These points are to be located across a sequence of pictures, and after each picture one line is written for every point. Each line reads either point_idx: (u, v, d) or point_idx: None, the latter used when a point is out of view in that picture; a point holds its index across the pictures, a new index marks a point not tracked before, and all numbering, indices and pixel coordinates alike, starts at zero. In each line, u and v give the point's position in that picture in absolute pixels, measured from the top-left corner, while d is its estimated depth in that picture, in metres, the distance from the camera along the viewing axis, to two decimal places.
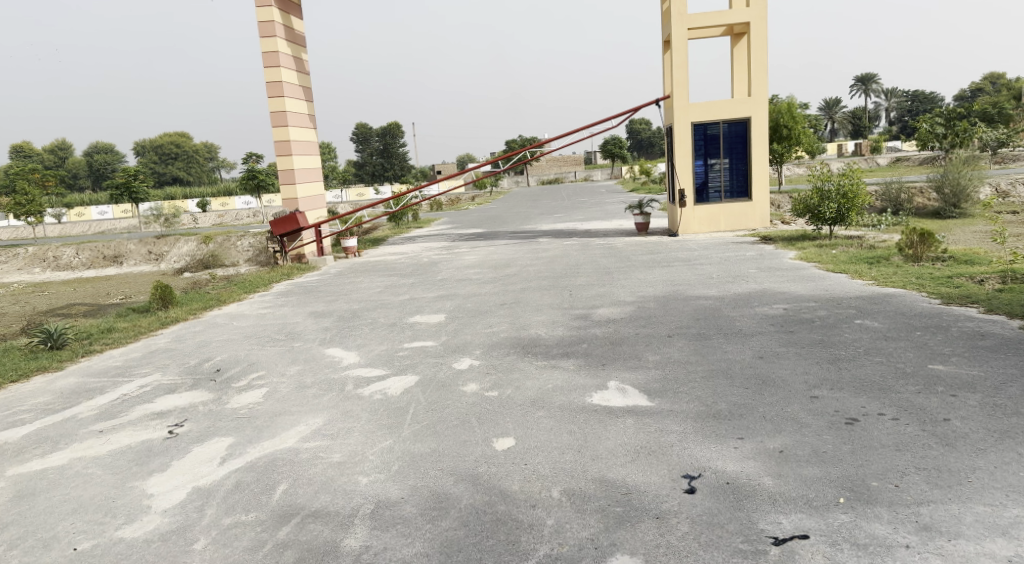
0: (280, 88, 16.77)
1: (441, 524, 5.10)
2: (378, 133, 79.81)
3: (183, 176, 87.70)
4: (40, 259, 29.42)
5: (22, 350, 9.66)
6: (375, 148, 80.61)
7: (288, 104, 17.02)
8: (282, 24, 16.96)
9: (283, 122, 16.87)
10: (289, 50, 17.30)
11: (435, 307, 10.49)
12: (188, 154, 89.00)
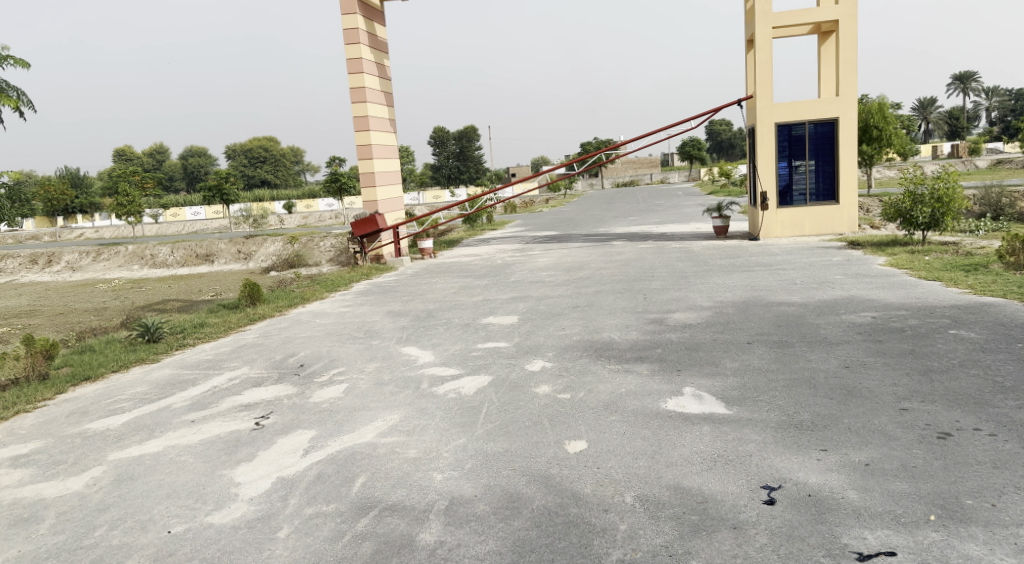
0: (364, 94, 17.26)
1: (514, 524, 5.15)
2: (453, 136, 81.01)
3: (271, 178, 91.27)
4: (139, 257, 31.24)
5: (123, 343, 10.28)
6: (450, 150, 81.88)
7: (370, 109, 17.49)
8: (365, 31, 17.44)
9: (365, 126, 17.35)
10: (372, 56, 17.77)
11: (508, 309, 10.58)
12: (274, 158, 92.64)
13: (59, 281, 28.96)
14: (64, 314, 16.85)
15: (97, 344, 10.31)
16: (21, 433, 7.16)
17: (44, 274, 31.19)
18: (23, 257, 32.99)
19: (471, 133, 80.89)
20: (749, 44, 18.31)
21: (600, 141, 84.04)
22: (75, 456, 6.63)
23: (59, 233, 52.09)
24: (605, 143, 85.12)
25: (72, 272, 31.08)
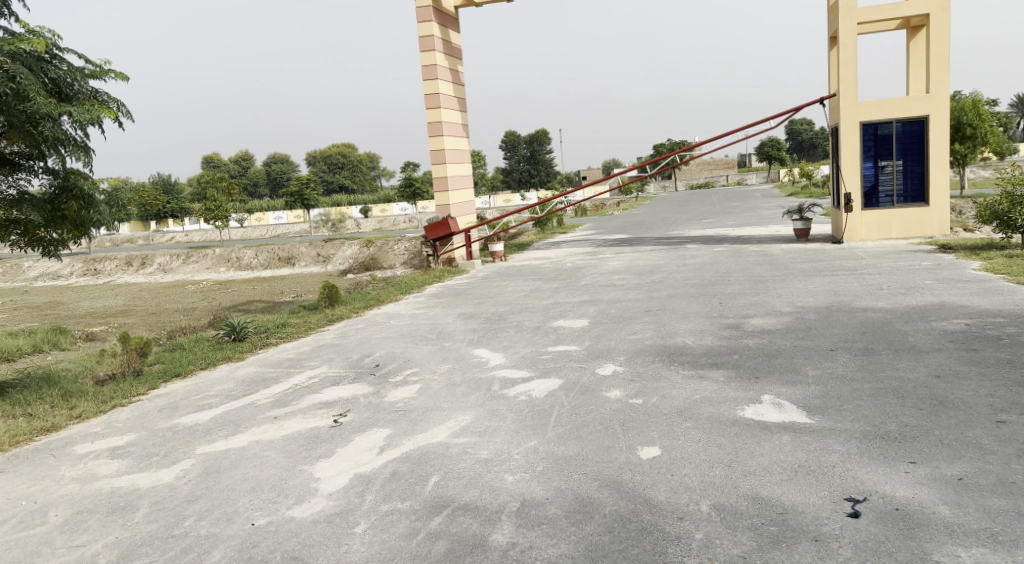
0: (438, 99, 17.57)
1: (587, 528, 5.14)
2: (525, 139, 81.32)
3: (352, 184, 93.54)
4: (225, 260, 32.74)
5: (211, 341, 10.79)
6: (522, 155, 82.30)
7: (444, 115, 17.80)
8: (440, 38, 17.79)
9: (439, 131, 17.68)
10: (446, 63, 18.10)
11: (579, 312, 10.56)
12: (352, 164, 94.92)
13: (153, 282, 30.68)
14: (156, 314, 17.88)
15: (188, 342, 10.88)
16: (119, 425, 7.61)
17: (140, 275, 33.15)
18: (121, 259, 35.14)
19: (541, 137, 81.04)
20: (832, 41, 17.76)
21: (674, 142, 82.56)
22: (167, 448, 6.99)
23: (152, 236, 55.21)
24: (675, 145, 83.76)
25: (165, 273, 32.89)
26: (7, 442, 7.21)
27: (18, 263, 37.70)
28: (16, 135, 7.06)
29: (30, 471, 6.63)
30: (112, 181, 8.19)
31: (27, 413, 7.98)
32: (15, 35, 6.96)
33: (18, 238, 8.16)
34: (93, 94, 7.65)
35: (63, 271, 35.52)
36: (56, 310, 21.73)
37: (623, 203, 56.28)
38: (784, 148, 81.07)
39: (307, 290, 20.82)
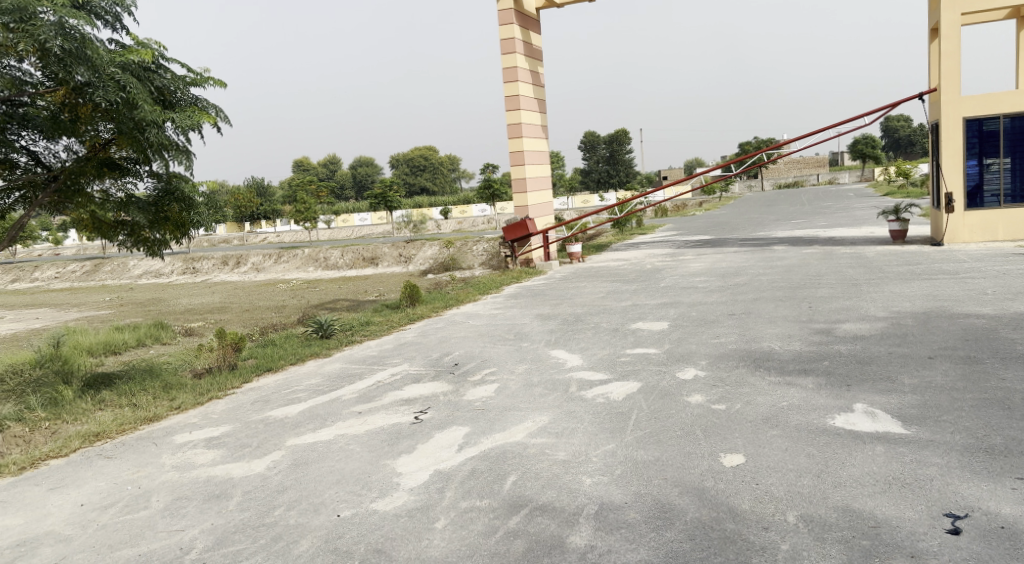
0: (517, 101, 17.71)
1: (667, 534, 5.07)
2: (605, 139, 80.44)
3: (433, 186, 94.97)
4: (313, 260, 33.88)
5: (300, 338, 11.27)
6: (601, 155, 81.59)
7: (523, 116, 17.90)
8: (521, 40, 17.94)
9: (518, 133, 17.81)
10: (527, 64, 18.23)
11: (659, 315, 10.40)
12: (433, 166, 96.35)
13: (247, 281, 32.22)
14: (248, 311, 18.79)
15: (279, 338, 11.39)
16: (215, 416, 8.03)
17: (234, 274, 34.84)
18: (217, 259, 36.98)
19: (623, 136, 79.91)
20: (934, 33, 16.78)
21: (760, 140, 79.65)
22: (259, 440, 7.32)
23: (246, 236, 57.95)
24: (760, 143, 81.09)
25: (257, 273, 34.42)
26: (115, 430, 7.74)
27: (125, 262, 40.36)
28: (126, 141, 7.44)
29: (135, 457, 7.09)
30: (210, 183, 8.62)
31: (132, 403, 8.54)
32: (124, 48, 7.41)
33: (125, 239, 8.63)
34: (194, 101, 8.01)
35: (165, 270, 37.77)
36: (157, 307, 23.16)
37: (704, 203, 54.82)
38: (879, 145, 76.87)
39: (389, 290, 21.34)
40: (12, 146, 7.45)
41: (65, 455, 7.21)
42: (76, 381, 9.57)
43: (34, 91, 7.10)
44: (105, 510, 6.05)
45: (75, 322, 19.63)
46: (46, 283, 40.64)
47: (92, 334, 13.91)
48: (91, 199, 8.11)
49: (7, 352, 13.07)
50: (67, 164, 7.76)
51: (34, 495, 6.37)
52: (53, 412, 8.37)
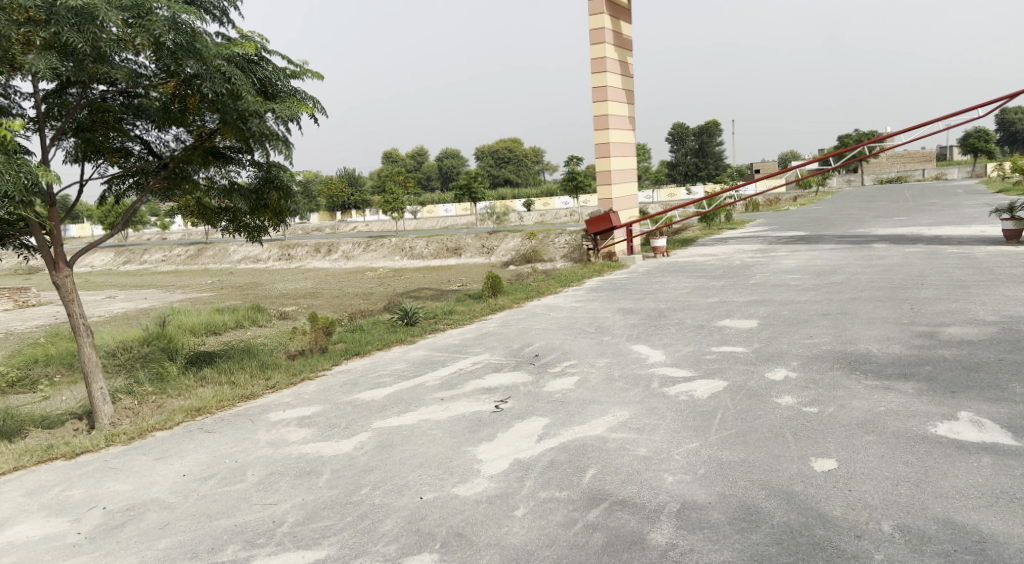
0: (605, 92, 17.55)
1: (751, 537, 4.95)
2: (693, 132, 77.34)
3: (515, 177, 94.98)
4: (400, 250, 34.47)
5: (386, 325, 11.61)
6: (688, 147, 78.80)
7: (611, 107, 17.72)
8: (611, 30, 17.75)
9: (605, 125, 17.65)
10: (616, 54, 18.02)
11: (747, 312, 10.10)
12: (518, 158, 96.19)
13: (337, 268, 33.34)
14: (337, 297, 19.51)
15: (366, 324, 11.77)
16: (306, 397, 8.37)
17: (326, 261, 36.06)
18: (310, 245, 38.27)
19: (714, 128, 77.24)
20: None
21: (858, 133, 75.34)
22: (347, 421, 7.58)
23: (336, 225, 59.85)
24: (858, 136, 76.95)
25: (348, 260, 35.43)
26: (215, 406, 8.19)
27: (225, 247, 42.51)
28: (230, 131, 7.85)
29: (232, 432, 7.48)
30: (307, 173, 8.93)
31: (231, 381, 9.03)
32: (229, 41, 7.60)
33: (228, 225, 9.17)
34: (294, 93, 8.26)
35: (262, 255, 39.49)
36: (255, 290, 24.33)
37: (796, 198, 52.53)
38: (993, 139, 71.29)
39: (471, 280, 21.65)
40: (128, 136, 7.99)
41: (170, 427, 7.69)
42: (181, 358, 10.21)
43: (148, 83, 7.45)
44: (204, 481, 6.42)
45: (182, 303, 20.89)
46: (154, 266, 43.44)
47: (195, 315, 14.75)
48: (197, 186, 8.60)
49: (122, 329, 14.07)
50: (176, 153, 8.25)
51: (141, 463, 6.82)
52: (159, 387, 8.96)
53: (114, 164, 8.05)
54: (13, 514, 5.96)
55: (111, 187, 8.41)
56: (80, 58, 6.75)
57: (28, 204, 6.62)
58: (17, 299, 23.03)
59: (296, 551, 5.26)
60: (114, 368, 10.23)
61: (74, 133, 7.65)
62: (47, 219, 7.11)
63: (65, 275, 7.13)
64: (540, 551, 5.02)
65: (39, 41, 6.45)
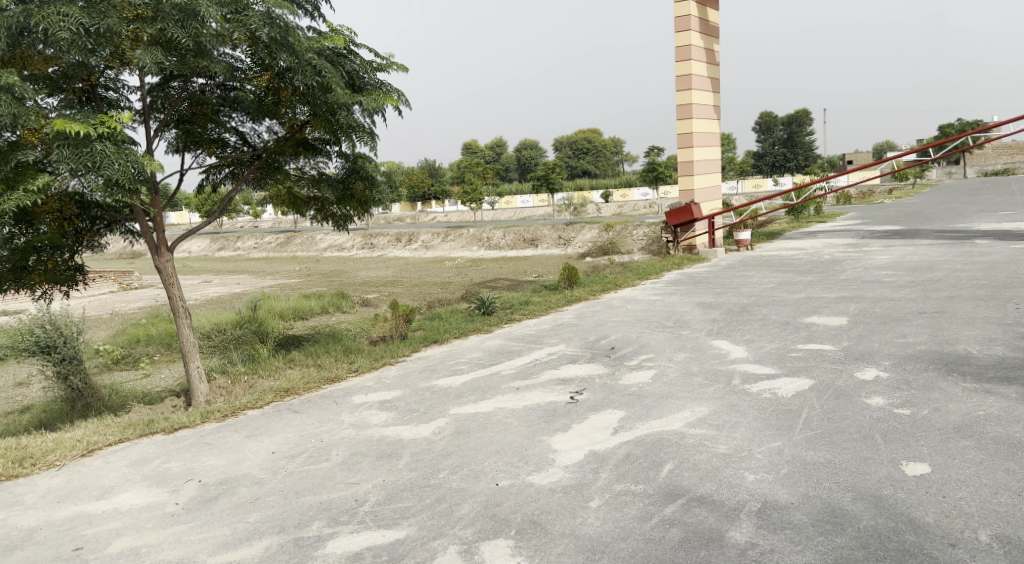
0: (689, 81, 17.22)
1: (836, 540, 4.79)
2: (782, 121, 73.28)
3: (592, 169, 93.55)
4: (478, 240, 34.90)
5: (463, 313, 11.81)
6: (777, 137, 74.45)
7: (695, 96, 17.36)
8: (697, 17, 17.36)
9: (688, 114, 17.32)
10: (702, 42, 17.62)
11: (836, 309, 9.72)
12: (596, 149, 94.72)
13: (417, 258, 34.06)
14: (416, 286, 19.98)
15: (444, 312, 12.02)
16: (387, 381, 8.62)
17: (407, 250, 36.90)
18: (391, 235, 39.26)
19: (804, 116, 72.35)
20: None
21: (962, 120, 70.21)
22: (425, 406, 7.76)
23: (416, 215, 61.15)
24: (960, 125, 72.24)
25: (427, 250, 35.96)
26: (302, 387, 8.54)
27: (313, 236, 44.20)
28: (320, 123, 8.12)
29: (318, 413, 7.78)
30: (390, 163, 9.19)
31: (317, 363, 9.42)
32: (320, 35, 7.80)
33: (315, 213, 9.51)
34: (379, 85, 8.47)
35: (346, 244, 40.72)
36: (339, 277, 25.18)
37: (890, 191, 49.86)
38: None
39: (546, 271, 21.71)
40: (224, 127, 8.37)
41: (260, 407, 8.07)
42: (270, 341, 10.72)
43: (243, 76, 7.78)
44: (292, 459, 6.71)
45: (273, 288, 21.91)
46: (245, 253, 45.67)
47: (283, 300, 15.38)
48: (288, 176, 8.93)
49: (217, 312, 14.84)
50: (269, 144, 8.59)
51: (234, 440, 7.19)
52: (250, 367, 9.43)
53: (212, 154, 8.45)
54: (118, 483, 6.38)
55: (208, 176, 8.84)
56: (182, 53, 7.09)
57: (135, 192, 6.99)
58: (122, 282, 24.56)
59: (377, 530, 5.44)
60: (209, 349, 10.83)
61: (176, 125, 8.08)
62: (152, 205, 7.50)
63: (167, 259, 7.51)
64: (615, 543, 5.01)
65: (146, 37, 6.81)
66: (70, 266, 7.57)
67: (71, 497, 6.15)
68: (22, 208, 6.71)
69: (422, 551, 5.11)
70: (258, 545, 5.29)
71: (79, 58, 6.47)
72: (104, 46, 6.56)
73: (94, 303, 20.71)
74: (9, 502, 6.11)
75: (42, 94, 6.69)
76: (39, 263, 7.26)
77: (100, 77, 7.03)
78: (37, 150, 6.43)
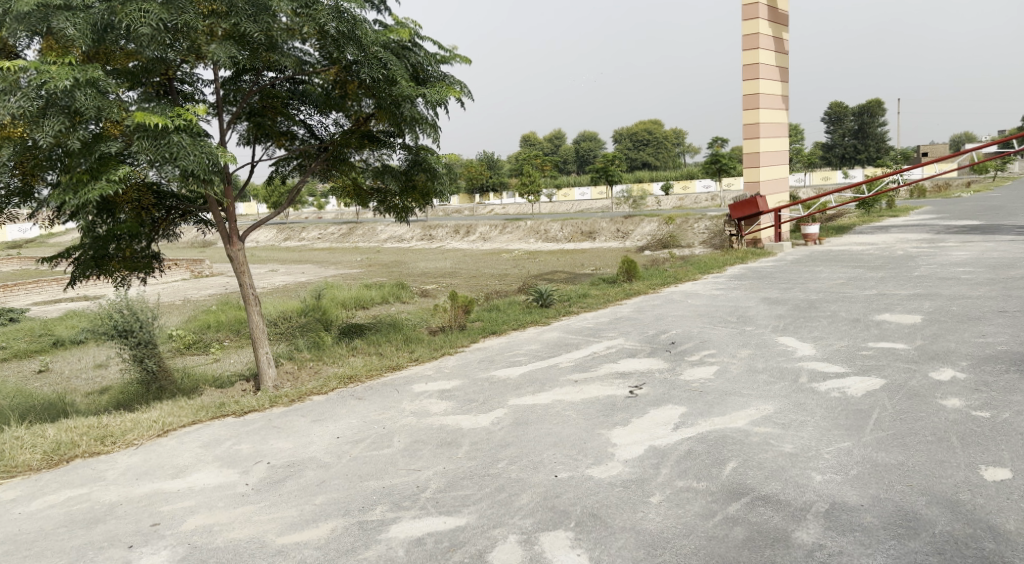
0: (756, 70, 16.82)
1: (909, 544, 4.63)
2: (852, 111, 66.20)
3: (651, 161, 92.27)
4: (535, 232, 34.86)
5: (521, 305, 11.86)
6: (847, 127, 67.23)
7: (762, 86, 16.95)
8: (766, 5, 16.92)
9: (755, 104, 16.94)
10: (770, 30, 17.17)
11: (909, 307, 9.37)
12: (658, 141, 92.66)
13: (474, 250, 34.27)
14: (473, 277, 20.14)
15: (502, 304, 12.08)
16: (446, 370, 8.73)
17: (464, 242, 37.12)
18: (449, 226, 39.58)
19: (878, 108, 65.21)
20: None
21: None
22: (484, 397, 7.81)
23: (475, 207, 61.58)
24: None
25: (485, 242, 36.10)
26: (364, 374, 8.72)
27: (374, 227, 44.98)
28: (385, 115, 8.23)
29: (380, 400, 7.93)
30: (452, 155, 9.24)
31: (378, 352, 9.59)
32: (386, 28, 7.95)
33: (378, 205, 9.67)
34: (443, 77, 8.52)
35: (405, 236, 41.29)
36: (400, 268, 25.54)
37: (966, 184, 47.59)
38: None
39: (603, 264, 21.59)
40: (293, 120, 8.58)
41: (325, 392, 8.26)
42: (334, 329, 10.97)
43: (312, 70, 7.94)
44: (356, 444, 6.85)
45: (337, 279, 22.36)
46: (309, 243, 46.86)
47: (345, 289, 15.64)
48: (353, 167, 9.07)
49: (282, 301, 15.21)
50: (336, 137, 8.76)
51: (301, 425, 7.38)
52: (315, 354, 9.68)
53: (281, 147, 8.68)
54: (192, 463, 6.63)
55: (277, 168, 9.09)
56: (254, 47, 7.27)
57: (209, 183, 7.22)
58: (194, 270, 25.40)
59: (438, 516, 5.51)
60: (275, 336, 11.16)
61: (248, 118, 8.32)
62: (224, 196, 7.73)
63: (238, 249, 7.74)
64: (677, 540, 4.95)
65: (221, 32, 7.01)
66: (146, 254, 7.89)
67: (148, 475, 6.42)
68: (104, 197, 7.00)
69: (482, 539, 5.15)
70: (324, 527, 5.42)
71: (158, 53, 6.71)
72: (181, 40, 6.77)
73: (168, 289, 21.52)
74: (92, 477, 6.42)
75: (124, 87, 6.96)
76: (119, 251, 7.59)
77: (176, 71, 7.29)
78: (119, 142, 6.70)
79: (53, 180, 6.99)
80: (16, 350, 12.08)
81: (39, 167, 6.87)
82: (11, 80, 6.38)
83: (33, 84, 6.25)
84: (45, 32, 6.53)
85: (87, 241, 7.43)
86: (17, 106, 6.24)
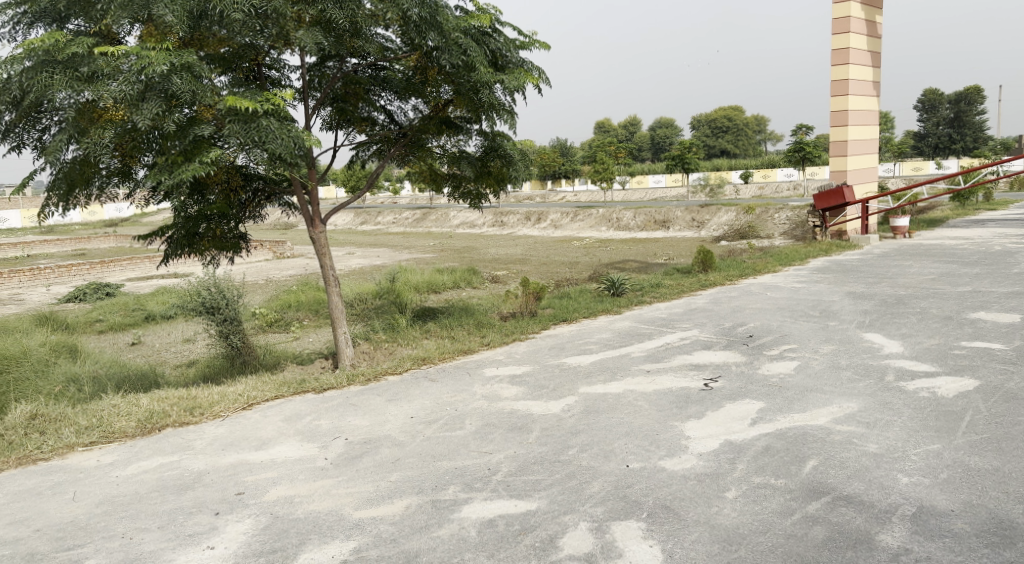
0: (846, 55, 16.18)
1: (1005, 554, 4.41)
2: (949, 97, 62.32)
3: (728, 148, 89.67)
4: (607, 220, 34.47)
5: (591, 294, 11.82)
6: (942, 116, 63.21)
7: (852, 72, 16.29)
8: None
9: (844, 90, 16.30)
10: (863, 13, 16.47)
11: (1007, 305, 8.88)
12: (737, 128, 89.46)
13: (545, 237, 34.21)
14: (542, 264, 20.15)
15: (573, 292, 12.07)
16: (518, 356, 8.79)
17: (535, 229, 37.08)
18: (521, 213, 39.55)
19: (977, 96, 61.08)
20: None
21: None
22: (555, 384, 7.83)
23: (546, 195, 61.35)
24: None
25: (556, 230, 35.98)
26: (438, 356, 8.87)
27: (445, 213, 45.44)
28: (463, 101, 8.29)
29: (453, 383, 8.03)
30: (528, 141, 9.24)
31: (451, 335, 9.73)
32: (467, 15, 7.99)
33: (453, 190, 9.78)
34: (521, 64, 8.52)
35: (477, 222, 41.60)
36: (472, 254, 25.74)
37: None
38: None
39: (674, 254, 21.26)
40: (374, 105, 8.76)
41: (400, 372, 8.45)
42: (408, 312, 11.20)
43: (393, 56, 8.07)
44: (429, 425, 6.98)
45: (413, 262, 22.70)
46: (382, 228, 47.81)
47: (419, 273, 15.86)
48: (430, 153, 9.17)
49: (359, 283, 15.57)
50: (414, 123, 8.88)
51: (377, 403, 7.56)
52: (390, 336, 9.89)
53: (362, 132, 8.89)
54: (273, 436, 6.88)
55: (358, 153, 9.34)
56: (339, 34, 7.43)
57: (295, 165, 7.47)
58: (276, 250, 26.18)
59: (509, 499, 5.55)
60: (354, 317, 11.47)
61: (331, 103, 8.58)
62: (308, 178, 7.95)
63: (319, 231, 7.93)
64: (754, 536, 4.84)
65: (308, 18, 7.18)
66: (234, 234, 8.16)
67: (234, 446, 6.69)
68: (195, 179, 7.30)
69: (554, 524, 5.16)
70: (398, 503, 5.55)
71: (249, 38, 6.93)
72: (270, 26, 6.95)
73: (252, 269, 22.34)
74: (181, 446, 6.74)
75: (216, 73, 7.24)
76: (209, 230, 7.89)
77: (264, 57, 7.54)
78: (211, 125, 6.96)
79: (149, 162, 7.32)
80: (112, 323, 12.80)
81: (136, 149, 7.19)
82: (114, 65, 6.71)
83: (134, 69, 6.54)
84: (145, 19, 6.83)
85: (179, 221, 7.75)
86: (119, 90, 6.54)
